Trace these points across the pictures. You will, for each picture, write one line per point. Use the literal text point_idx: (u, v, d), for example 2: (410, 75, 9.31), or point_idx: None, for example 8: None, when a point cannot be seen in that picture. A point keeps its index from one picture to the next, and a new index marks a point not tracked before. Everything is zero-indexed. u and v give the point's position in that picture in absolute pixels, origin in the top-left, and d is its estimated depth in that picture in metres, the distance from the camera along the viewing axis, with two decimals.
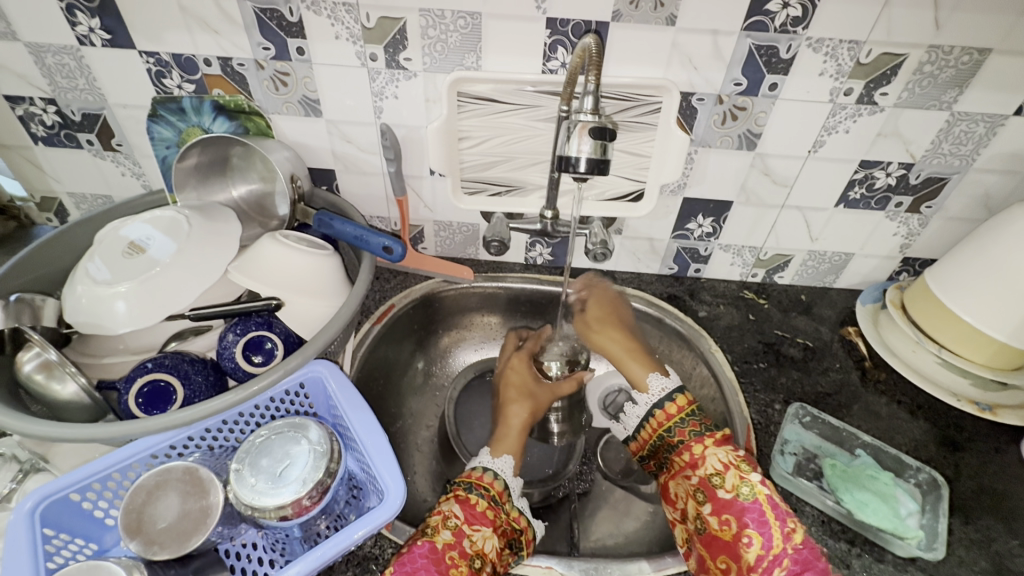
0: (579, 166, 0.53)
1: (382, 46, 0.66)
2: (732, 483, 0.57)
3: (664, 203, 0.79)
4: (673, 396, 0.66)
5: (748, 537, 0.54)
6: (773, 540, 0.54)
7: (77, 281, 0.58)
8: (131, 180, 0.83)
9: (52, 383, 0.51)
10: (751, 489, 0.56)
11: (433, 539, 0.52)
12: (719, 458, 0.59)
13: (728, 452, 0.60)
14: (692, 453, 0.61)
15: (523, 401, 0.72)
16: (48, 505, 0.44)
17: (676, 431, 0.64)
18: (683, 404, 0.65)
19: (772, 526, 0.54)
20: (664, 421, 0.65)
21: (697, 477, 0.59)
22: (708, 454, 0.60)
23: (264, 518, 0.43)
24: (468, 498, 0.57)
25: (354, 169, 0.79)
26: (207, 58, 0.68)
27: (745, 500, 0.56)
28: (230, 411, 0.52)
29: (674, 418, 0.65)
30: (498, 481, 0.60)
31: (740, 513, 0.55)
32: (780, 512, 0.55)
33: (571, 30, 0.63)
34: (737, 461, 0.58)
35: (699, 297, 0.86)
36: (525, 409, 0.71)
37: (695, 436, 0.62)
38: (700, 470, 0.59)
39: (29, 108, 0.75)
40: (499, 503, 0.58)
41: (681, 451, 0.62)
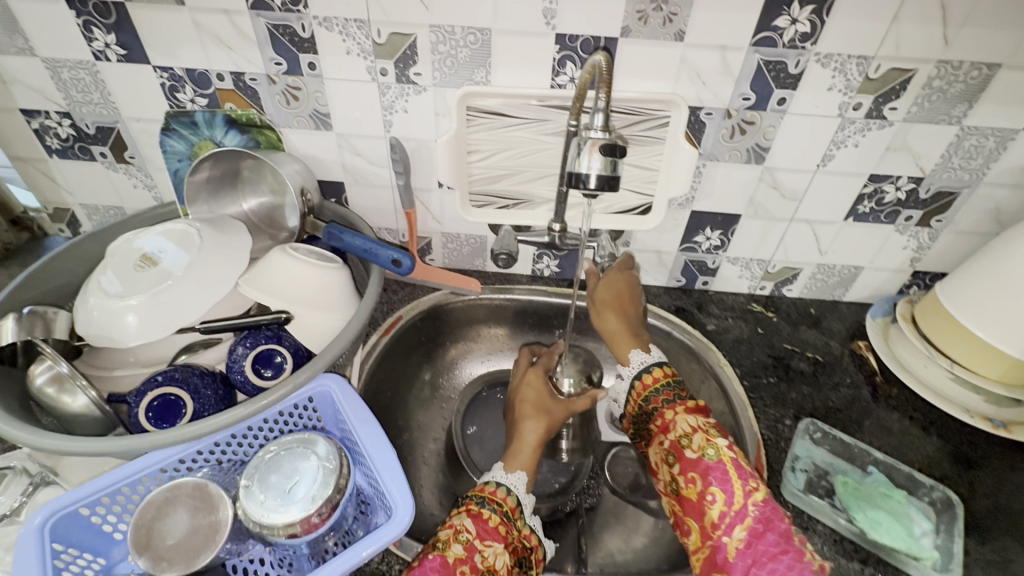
0: (589, 182, 0.53)
1: (392, 61, 0.66)
2: (699, 444, 0.57)
3: (672, 216, 0.79)
4: (651, 367, 0.66)
5: (712, 494, 0.54)
6: (735, 498, 0.53)
7: (88, 293, 0.58)
8: (143, 192, 0.84)
9: (63, 396, 0.51)
10: (716, 450, 0.56)
11: (444, 554, 0.52)
12: (689, 422, 0.59)
13: (699, 418, 0.59)
14: (664, 418, 0.61)
15: (539, 418, 0.68)
16: (58, 519, 0.44)
17: (651, 399, 0.64)
18: (660, 374, 0.65)
19: (734, 483, 0.53)
20: (641, 391, 0.65)
21: (668, 442, 0.59)
22: (678, 418, 0.60)
23: (272, 535, 0.43)
24: (480, 512, 0.56)
25: (363, 182, 0.79)
26: (219, 73, 0.69)
27: (710, 460, 0.55)
28: (239, 425, 0.51)
29: (650, 388, 0.64)
30: (511, 497, 0.59)
31: (704, 471, 0.55)
32: (745, 472, 0.54)
33: (580, 45, 0.64)
34: (706, 425, 0.58)
35: (707, 310, 0.86)
36: (540, 426, 0.67)
37: (669, 403, 0.62)
38: (671, 434, 0.59)
39: (44, 122, 0.76)
40: (512, 519, 0.58)
41: (654, 418, 0.62)
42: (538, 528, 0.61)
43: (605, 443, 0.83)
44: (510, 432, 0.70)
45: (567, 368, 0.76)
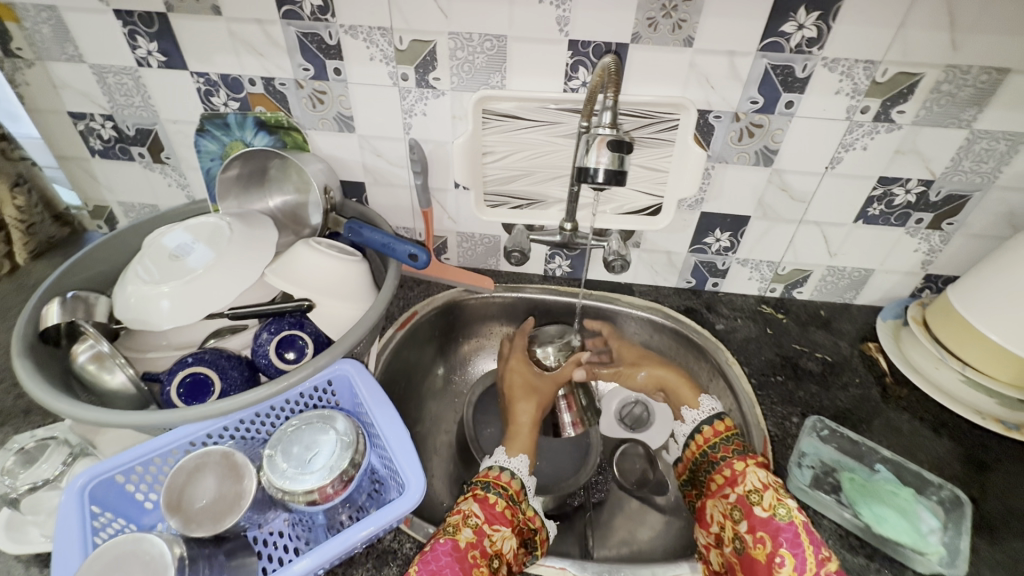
0: (597, 177, 0.56)
1: (413, 67, 0.70)
2: (769, 502, 0.56)
3: (681, 217, 0.81)
4: (717, 417, 0.68)
5: (781, 557, 0.53)
6: (808, 565, 0.51)
7: (127, 281, 0.62)
8: (176, 190, 0.89)
9: (103, 373, 0.55)
10: (788, 511, 0.55)
11: (455, 538, 0.53)
12: (759, 477, 0.58)
13: (769, 474, 0.59)
14: (733, 470, 0.61)
15: (530, 398, 0.74)
16: (96, 484, 0.48)
17: (719, 448, 0.65)
18: (726, 425, 0.67)
19: (806, 549, 0.52)
20: (709, 438, 0.66)
21: (735, 495, 0.59)
22: (748, 472, 0.60)
23: (293, 502, 0.45)
24: (485, 497, 0.58)
25: (383, 182, 0.83)
26: (252, 78, 0.74)
27: (781, 520, 0.55)
28: (263, 404, 0.54)
29: (719, 435, 0.66)
30: (515, 480, 0.61)
31: (775, 531, 0.54)
32: (815, 537, 0.53)
33: (592, 51, 0.66)
34: (777, 483, 0.57)
35: (716, 310, 0.87)
36: (532, 406, 0.73)
37: (737, 454, 0.63)
38: (739, 487, 0.59)
39: (89, 124, 0.82)
40: (516, 502, 0.60)
41: (722, 468, 0.62)
42: (540, 510, 0.62)
43: (613, 440, 0.84)
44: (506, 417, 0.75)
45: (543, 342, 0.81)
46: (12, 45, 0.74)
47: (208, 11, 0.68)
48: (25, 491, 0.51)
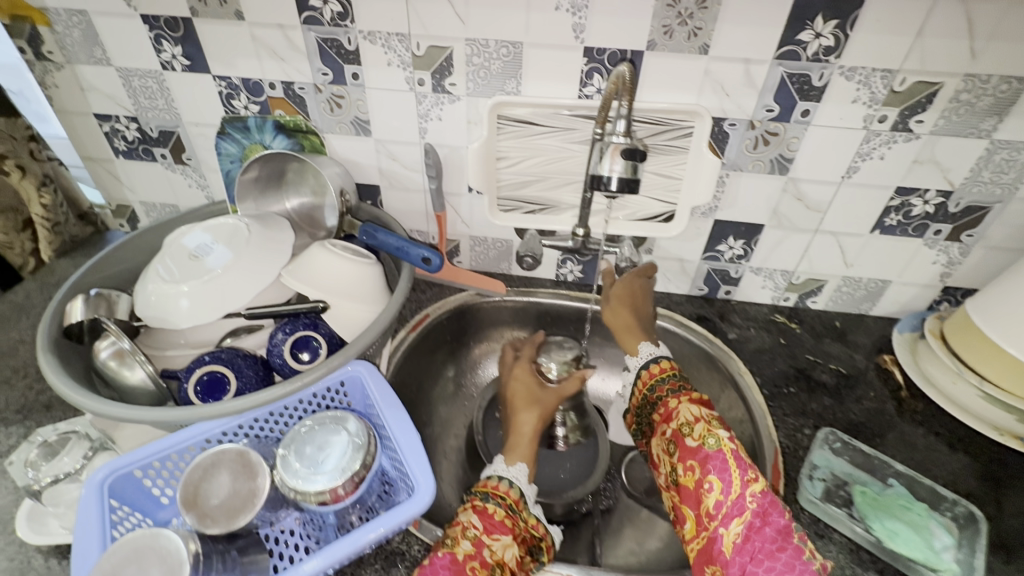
0: (610, 184, 0.56)
1: (429, 72, 0.71)
2: (699, 433, 0.58)
3: (695, 225, 0.81)
4: (658, 359, 0.68)
5: (709, 483, 0.54)
6: (733, 488, 0.53)
7: (148, 279, 0.63)
8: (196, 191, 0.91)
9: (123, 369, 0.57)
10: (717, 440, 0.57)
11: (453, 551, 0.53)
12: (692, 411, 0.60)
13: (702, 409, 0.60)
14: (668, 407, 0.63)
15: (532, 408, 0.70)
16: (114, 479, 0.49)
17: (656, 389, 0.66)
18: (666, 366, 0.67)
19: (732, 473, 0.54)
20: (647, 381, 0.67)
21: (671, 430, 0.60)
22: (681, 407, 0.61)
23: (305, 501, 0.46)
24: (485, 508, 0.57)
25: (398, 186, 0.84)
26: (272, 82, 0.75)
27: (710, 449, 0.56)
28: (277, 403, 0.55)
29: (656, 377, 0.67)
30: (513, 489, 0.60)
31: (704, 459, 0.56)
32: (743, 463, 0.55)
33: (607, 58, 0.67)
34: (709, 416, 0.59)
35: (729, 319, 0.87)
36: (534, 416, 0.69)
37: (672, 392, 0.64)
38: (673, 422, 0.60)
39: (114, 125, 0.84)
40: (516, 511, 0.59)
41: (659, 407, 0.64)
42: (542, 517, 0.61)
43: (622, 447, 0.84)
44: (507, 425, 0.72)
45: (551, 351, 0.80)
46: (43, 48, 0.76)
47: (230, 16, 0.69)
48: (47, 484, 0.52)
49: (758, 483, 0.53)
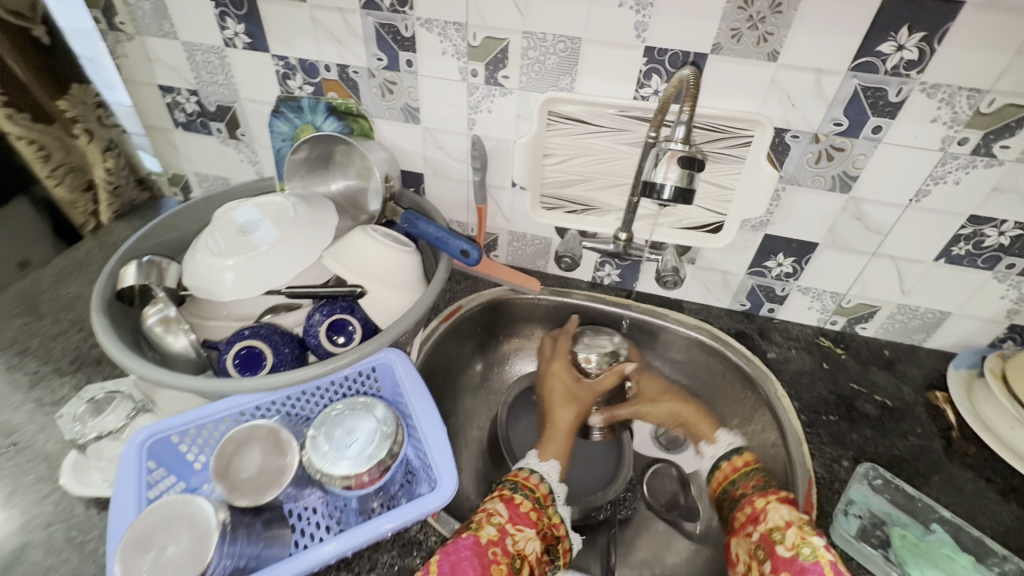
0: (664, 192, 0.54)
1: (483, 63, 0.70)
2: (791, 541, 0.53)
3: (743, 237, 0.78)
4: (736, 454, 0.69)
5: None
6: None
7: (197, 249, 0.65)
8: (247, 166, 0.93)
9: (167, 336, 0.58)
10: (812, 549, 0.52)
11: (478, 533, 0.52)
12: (783, 514, 0.57)
13: (793, 511, 0.57)
14: (754, 507, 0.60)
15: (570, 406, 0.76)
16: (150, 441, 0.51)
17: (740, 484, 0.66)
18: (744, 462, 0.68)
19: None
20: (730, 473, 0.68)
21: (759, 532, 0.57)
22: (771, 509, 0.58)
23: (330, 484, 0.47)
24: (512, 498, 0.58)
25: (442, 175, 0.84)
26: (328, 64, 0.76)
27: (805, 559, 0.51)
28: (309, 384, 0.56)
29: (740, 471, 0.67)
30: (544, 483, 0.62)
31: (799, 571, 0.51)
32: None
33: (668, 60, 0.64)
34: (801, 521, 0.55)
35: (769, 338, 0.83)
36: (570, 414, 0.75)
37: (761, 492, 0.62)
38: (762, 525, 0.57)
39: (176, 98, 0.87)
40: (543, 505, 0.59)
41: (746, 507, 0.62)
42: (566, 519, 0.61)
43: (646, 458, 0.82)
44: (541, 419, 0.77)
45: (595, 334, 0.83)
46: (116, 19, 0.79)
47: None
48: (88, 441, 0.55)
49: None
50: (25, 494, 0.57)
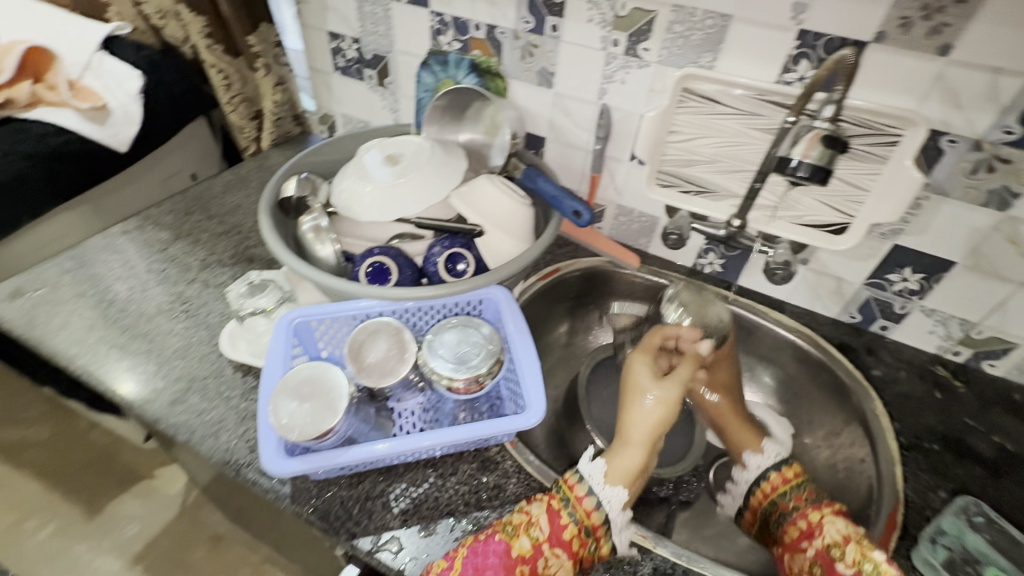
0: (801, 170, 0.57)
1: (626, 34, 0.72)
2: (852, 557, 0.53)
3: (868, 244, 0.74)
4: (782, 466, 0.66)
5: None
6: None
7: (346, 174, 0.74)
8: (387, 113, 1.03)
9: (315, 243, 0.68)
10: (875, 565, 0.52)
11: (510, 542, 0.50)
12: (838, 528, 0.56)
13: (849, 525, 0.56)
14: (808, 522, 0.58)
15: (650, 409, 0.60)
16: (296, 320, 0.61)
17: (790, 497, 0.63)
18: (790, 476, 0.65)
19: None
20: (777, 486, 0.64)
21: (814, 549, 0.55)
22: (826, 523, 0.57)
23: (437, 381, 0.53)
24: (558, 514, 0.52)
25: (564, 141, 0.87)
26: (478, 23, 0.82)
27: None
28: (426, 301, 0.63)
29: (789, 484, 0.64)
30: (597, 512, 0.53)
31: None
32: None
33: (822, 45, 0.62)
34: (858, 535, 0.55)
35: (877, 355, 0.79)
36: (649, 421, 0.59)
37: (812, 504, 0.60)
38: (818, 540, 0.56)
39: (340, 44, 0.97)
40: (591, 535, 0.52)
41: (795, 520, 0.59)
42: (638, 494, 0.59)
43: (716, 450, 0.81)
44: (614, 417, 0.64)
45: (693, 309, 0.76)
46: None
47: None
48: (247, 314, 0.67)
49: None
50: (192, 352, 0.69)
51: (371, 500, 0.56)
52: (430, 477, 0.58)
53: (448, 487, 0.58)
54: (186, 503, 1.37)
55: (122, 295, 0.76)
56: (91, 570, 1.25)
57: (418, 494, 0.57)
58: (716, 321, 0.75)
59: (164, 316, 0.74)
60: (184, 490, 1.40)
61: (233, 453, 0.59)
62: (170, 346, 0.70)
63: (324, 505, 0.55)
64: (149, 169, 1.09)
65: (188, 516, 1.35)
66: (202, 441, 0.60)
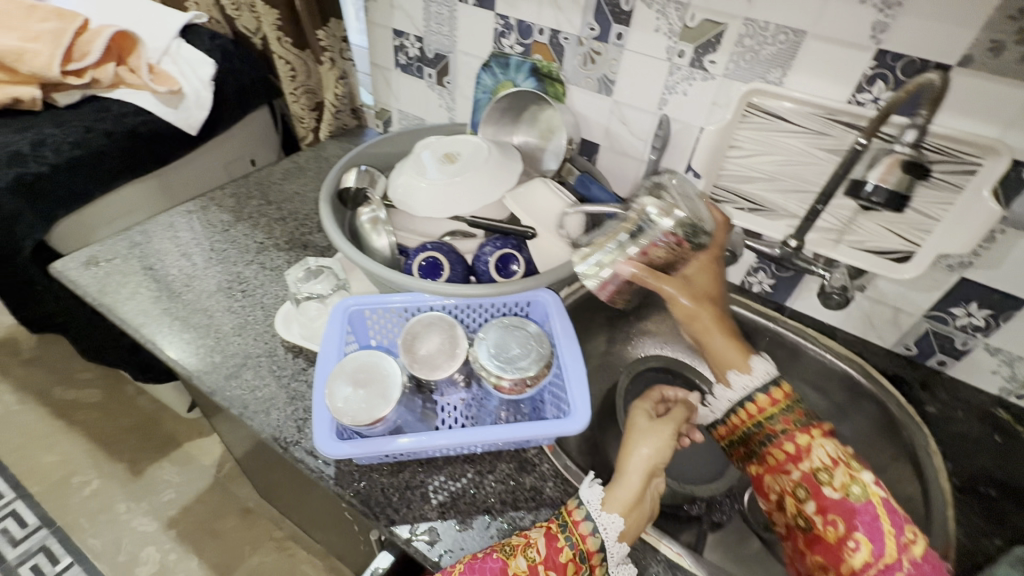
0: (876, 196, 0.55)
1: (693, 45, 0.71)
2: (840, 480, 0.51)
3: (932, 274, 0.71)
4: (771, 386, 0.59)
5: (854, 541, 0.49)
6: (888, 550, 0.48)
7: (403, 168, 0.76)
8: (443, 111, 1.04)
9: (372, 234, 0.70)
10: (863, 489, 0.51)
11: (507, 561, 0.49)
12: (827, 452, 0.53)
13: (837, 448, 0.54)
14: (795, 443, 0.55)
15: (643, 442, 0.56)
16: (351, 308, 0.63)
17: (777, 420, 0.57)
18: (781, 396, 0.58)
19: (884, 533, 0.49)
20: (763, 409, 0.58)
21: (800, 472, 0.53)
22: (814, 446, 0.54)
23: (486, 378, 0.54)
24: (555, 537, 0.50)
25: (618, 149, 0.87)
26: (542, 28, 0.82)
27: (855, 500, 0.50)
28: (475, 299, 0.64)
29: (778, 405, 0.58)
30: (592, 538, 0.50)
31: (849, 513, 0.50)
32: (896, 518, 0.50)
33: (901, 66, 0.60)
34: (847, 458, 0.53)
35: (932, 392, 0.75)
36: (643, 453, 0.56)
37: (800, 426, 0.56)
38: (804, 463, 0.53)
39: (404, 42, 1.00)
40: (586, 564, 0.50)
41: (782, 443, 0.55)
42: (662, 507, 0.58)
43: None
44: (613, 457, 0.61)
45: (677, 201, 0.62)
46: None
47: None
48: (303, 298, 0.69)
49: (919, 537, 0.49)
50: (247, 330, 0.72)
51: (410, 490, 0.57)
52: (468, 473, 0.59)
53: (486, 484, 0.58)
54: (219, 475, 1.43)
55: (184, 271, 0.80)
56: (128, 529, 1.31)
57: (456, 489, 0.58)
58: (698, 210, 0.63)
59: (222, 294, 0.77)
60: (218, 462, 1.46)
61: (281, 431, 0.61)
62: (227, 324, 0.73)
63: (365, 490, 0.57)
64: (213, 152, 1.14)
65: (221, 487, 1.41)
66: (253, 416, 0.63)
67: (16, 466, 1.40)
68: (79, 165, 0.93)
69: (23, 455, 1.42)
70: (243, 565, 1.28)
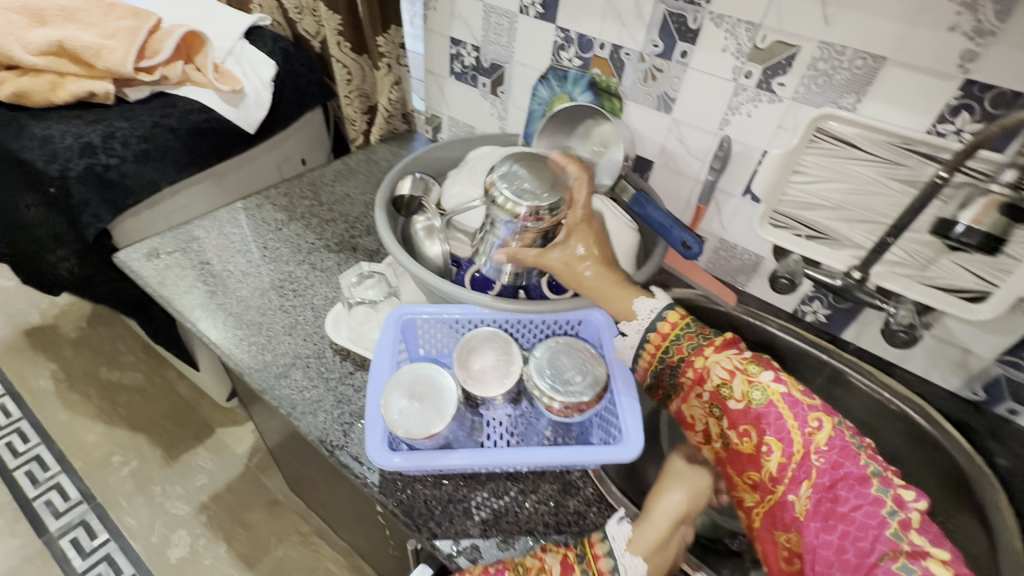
0: (971, 237, 0.53)
1: (762, 66, 0.69)
2: (740, 392, 0.50)
3: (1009, 318, 0.66)
4: (666, 313, 0.58)
5: (768, 446, 0.48)
6: (796, 447, 0.47)
7: (456, 178, 0.76)
8: (494, 120, 1.05)
9: (425, 241, 0.71)
10: (763, 392, 0.49)
11: None
12: (724, 366, 0.52)
13: (733, 358, 0.52)
14: (695, 367, 0.54)
15: (678, 486, 0.54)
16: (404, 317, 0.63)
17: (675, 349, 0.56)
18: (677, 318, 0.57)
19: (792, 431, 0.47)
20: (661, 342, 0.57)
21: (708, 394, 0.53)
22: (712, 365, 0.53)
23: (540, 399, 0.53)
24: (569, 568, 0.49)
25: (672, 168, 0.85)
26: (604, 42, 0.81)
27: (759, 407, 0.49)
28: (527, 315, 0.64)
29: (676, 328, 0.57)
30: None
31: (756, 421, 0.49)
32: (800, 411, 0.48)
33: (990, 98, 0.57)
34: (744, 365, 0.51)
35: (1002, 441, 0.71)
36: (677, 497, 0.53)
37: (695, 347, 0.55)
38: (706, 385, 0.53)
39: (460, 51, 1.00)
40: None
41: (684, 370, 0.55)
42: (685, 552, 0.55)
43: None
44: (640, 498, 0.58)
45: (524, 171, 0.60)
46: None
47: None
48: (355, 302, 0.71)
49: (825, 422, 0.47)
50: (297, 330, 0.73)
51: (453, 504, 0.57)
52: (511, 491, 0.58)
53: (529, 504, 0.57)
54: (250, 465, 1.46)
55: (240, 267, 0.82)
56: (162, 511, 1.35)
57: (498, 506, 0.57)
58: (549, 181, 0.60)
59: (273, 292, 0.79)
60: (249, 452, 1.49)
61: (328, 434, 0.62)
62: (280, 323, 0.74)
63: (408, 501, 0.57)
64: (267, 151, 1.17)
65: (251, 476, 1.44)
66: (302, 416, 0.63)
67: (62, 441, 1.46)
68: (145, 158, 0.97)
69: (70, 431, 1.48)
70: (268, 555, 1.30)
